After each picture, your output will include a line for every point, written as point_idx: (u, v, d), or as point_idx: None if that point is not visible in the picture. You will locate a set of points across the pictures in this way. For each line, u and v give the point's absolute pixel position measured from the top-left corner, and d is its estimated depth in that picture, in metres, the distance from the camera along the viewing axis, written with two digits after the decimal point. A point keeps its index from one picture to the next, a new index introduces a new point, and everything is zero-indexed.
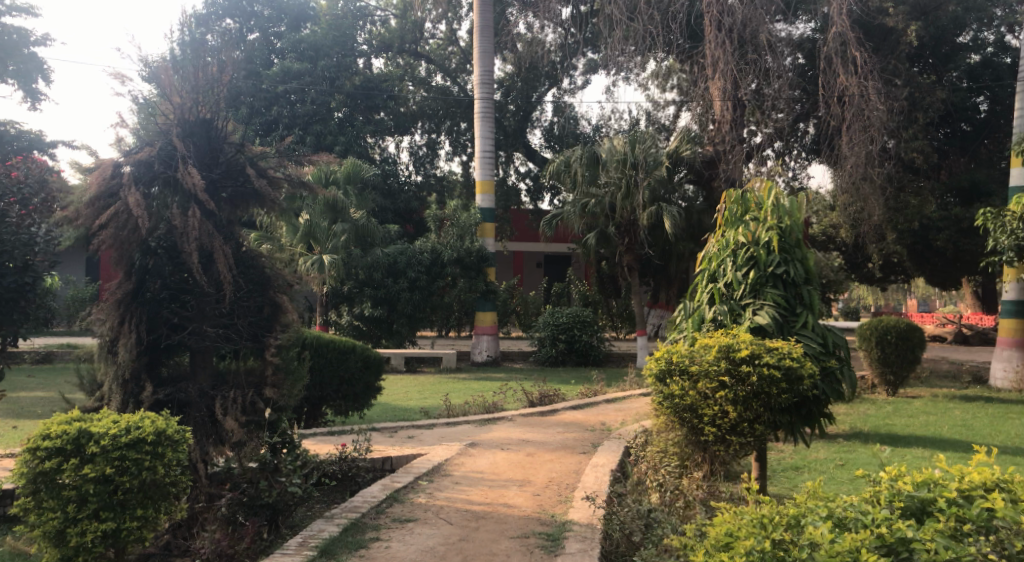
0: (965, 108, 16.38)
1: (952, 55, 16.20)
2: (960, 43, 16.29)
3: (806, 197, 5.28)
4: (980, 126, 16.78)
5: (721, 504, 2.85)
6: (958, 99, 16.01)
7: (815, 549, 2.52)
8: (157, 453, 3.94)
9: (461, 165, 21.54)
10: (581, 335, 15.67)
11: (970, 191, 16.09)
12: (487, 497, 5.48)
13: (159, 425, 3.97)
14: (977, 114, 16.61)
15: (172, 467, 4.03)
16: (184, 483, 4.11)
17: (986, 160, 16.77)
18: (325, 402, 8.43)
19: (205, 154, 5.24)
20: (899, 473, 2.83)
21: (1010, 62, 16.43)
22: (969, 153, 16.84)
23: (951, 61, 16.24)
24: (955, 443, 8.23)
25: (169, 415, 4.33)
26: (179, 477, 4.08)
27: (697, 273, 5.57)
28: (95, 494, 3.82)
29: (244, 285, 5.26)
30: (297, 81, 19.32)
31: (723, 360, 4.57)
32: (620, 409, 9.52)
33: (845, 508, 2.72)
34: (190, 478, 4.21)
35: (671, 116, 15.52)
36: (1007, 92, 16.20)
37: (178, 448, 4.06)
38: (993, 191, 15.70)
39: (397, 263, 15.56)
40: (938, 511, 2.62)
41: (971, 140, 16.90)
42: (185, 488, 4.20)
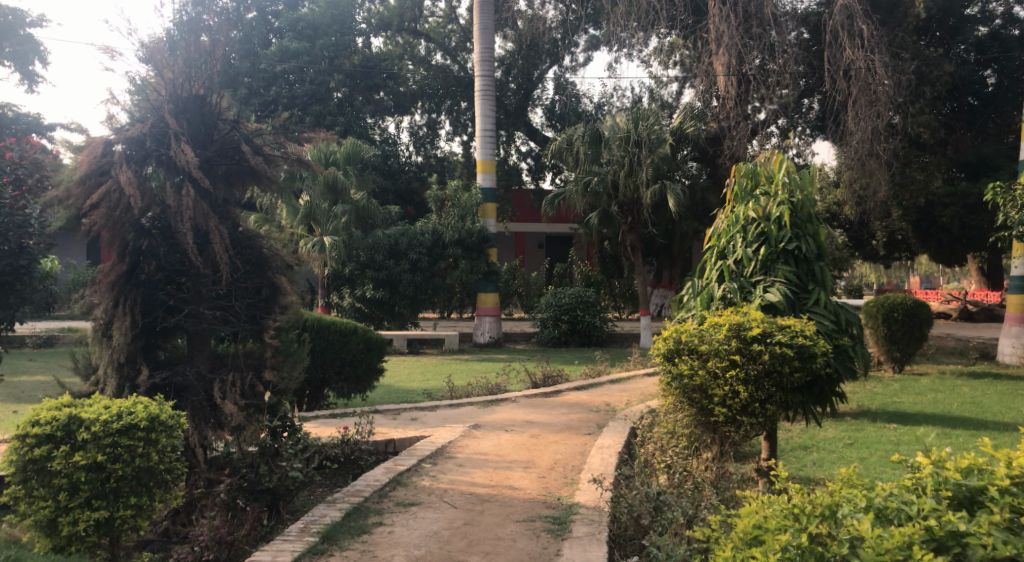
0: (972, 82, 16.18)
1: (960, 27, 15.95)
2: (967, 15, 16.07)
3: (819, 170, 5.15)
4: (987, 101, 16.47)
5: (751, 495, 2.73)
6: (966, 72, 15.87)
7: (859, 546, 2.39)
8: (150, 439, 3.84)
9: (462, 145, 21.34)
10: (584, 315, 15.56)
11: (977, 165, 15.92)
12: (491, 479, 5.38)
13: (152, 410, 3.86)
14: (984, 88, 16.35)
15: (166, 453, 3.93)
16: (179, 470, 4.02)
17: (995, 133, 16.51)
18: (326, 384, 8.32)
19: (199, 131, 5.10)
20: (942, 458, 2.66)
21: (1018, 34, 16.31)
22: (976, 127, 16.55)
23: (959, 34, 15.99)
24: (966, 421, 8.14)
25: (163, 401, 4.23)
26: (174, 464, 3.98)
27: (706, 250, 5.44)
28: (86, 482, 3.71)
29: (241, 266, 5.11)
30: (295, 60, 19.11)
31: (734, 339, 4.45)
32: (624, 389, 9.42)
33: (887, 497, 2.56)
34: (184, 464, 4.12)
35: (674, 92, 15.31)
36: (1015, 64, 16.13)
37: (172, 434, 3.96)
38: (1000, 165, 15.52)
39: (398, 244, 15.44)
40: (990, 501, 2.42)
41: (979, 115, 16.60)
42: (179, 475, 4.10)
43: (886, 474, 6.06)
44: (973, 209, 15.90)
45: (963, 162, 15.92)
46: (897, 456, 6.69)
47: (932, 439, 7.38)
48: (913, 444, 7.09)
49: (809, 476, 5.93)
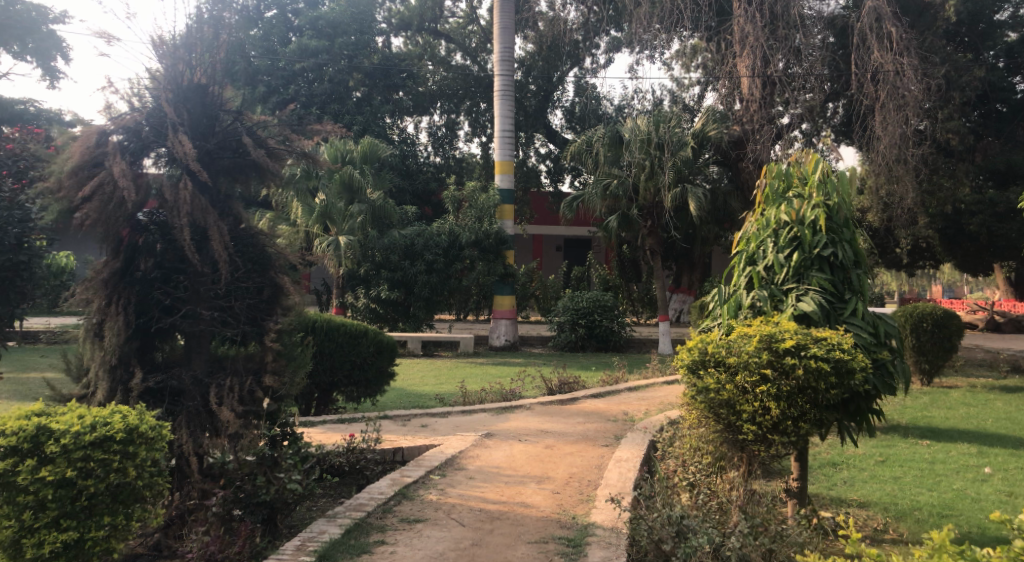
0: (1000, 88, 15.67)
1: (990, 32, 15.61)
2: (997, 20, 15.68)
3: (859, 172, 4.84)
4: (1017, 108, 15.90)
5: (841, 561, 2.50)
6: (994, 78, 15.48)
7: None
8: (128, 453, 3.60)
9: (480, 146, 21.10)
10: (602, 320, 15.23)
11: (1006, 173, 15.42)
12: (502, 494, 5.08)
13: (129, 421, 3.62)
14: (1014, 95, 15.78)
15: (145, 467, 3.69)
16: (159, 485, 3.78)
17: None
18: (335, 387, 8.07)
19: (200, 122, 4.84)
20: None
21: None
22: (1005, 135, 15.94)
23: (989, 39, 15.66)
24: (1002, 441, 7.77)
25: (143, 409, 4.00)
26: (154, 478, 3.75)
27: (734, 255, 5.10)
28: (55, 499, 3.45)
29: (241, 265, 4.84)
30: (314, 59, 18.92)
31: (764, 351, 4.13)
32: (643, 397, 9.10)
33: None
34: (166, 478, 3.88)
35: (696, 96, 15.01)
36: None
37: (153, 447, 3.73)
38: None
39: (414, 245, 15.20)
40: None
41: (1008, 122, 16.04)
42: (161, 491, 3.86)
43: (922, 496, 5.72)
44: (1003, 217, 15.45)
45: (991, 170, 15.45)
46: (933, 476, 6.32)
47: (967, 457, 7.00)
48: (948, 464, 6.72)
49: (840, 496, 5.60)
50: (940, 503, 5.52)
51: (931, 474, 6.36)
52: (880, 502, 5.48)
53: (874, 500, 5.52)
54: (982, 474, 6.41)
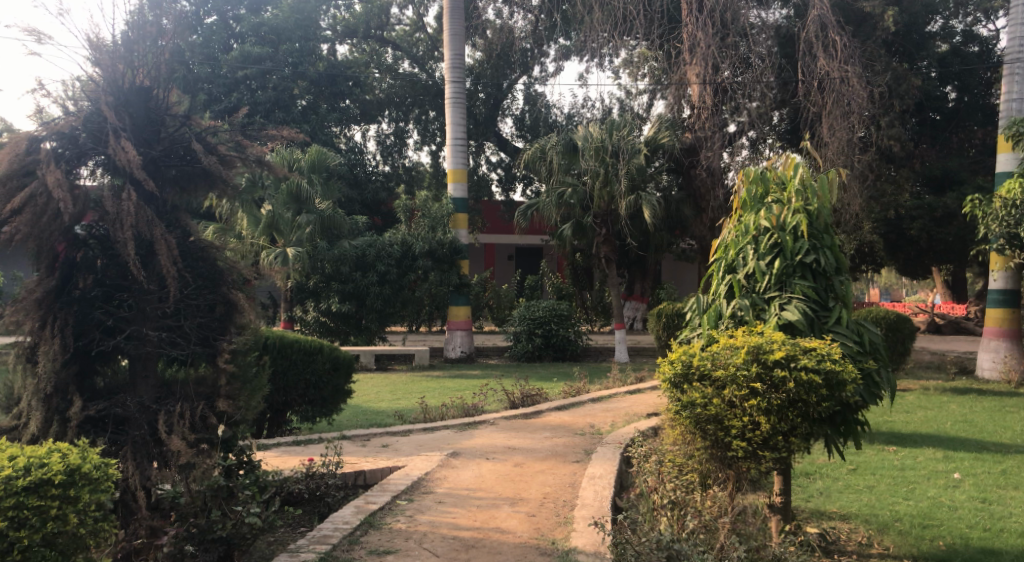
0: (934, 97, 16.34)
1: (925, 42, 15.89)
2: (930, 31, 16.08)
3: (838, 177, 4.71)
4: (950, 116, 16.82)
5: None
6: (930, 87, 15.90)
7: None
8: (68, 497, 3.18)
9: (430, 155, 20.78)
10: (559, 329, 15.06)
11: (941, 179, 16.18)
12: (475, 520, 4.81)
13: (70, 461, 3.21)
14: (946, 102, 16.71)
15: (89, 511, 3.28)
16: (104, 531, 3.38)
17: (956, 148, 16.91)
18: (289, 407, 7.69)
19: (144, 127, 4.47)
20: None
21: (977, 51, 16.66)
22: (940, 142, 16.82)
23: (924, 49, 15.88)
24: (964, 444, 7.78)
25: (85, 444, 3.57)
26: (100, 524, 3.33)
27: (713, 263, 4.93)
28: None
29: (191, 280, 4.48)
30: (257, 66, 18.39)
31: (753, 363, 3.95)
32: (608, 409, 8.90)
33: None
34: (113, 522, 3.48)
35: (645, 104, 14.95)
36: (974, 81, 16.38)
37: (97, 489, 3.32)
38: (965, 179, 15.85)
39: (365, 256, 14.80)
40: None
41: (941, 129, 16.94)
42: (107, 536, 3.46)
43: (900, 505, 5.60)
44: (942, 221, 15.81)
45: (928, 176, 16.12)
46: (906, 484, 6.23)
47: (934, 463, 6.95)
48: (918, 471, 6.65)
49: (819, 509, 5.46)
50: (919, 512, 5.40)
51: (903, 482, 6.27)
52: (860, 514, 5.35)
53: (855, 512, 5.40)
54: (954, 480, 6.34)
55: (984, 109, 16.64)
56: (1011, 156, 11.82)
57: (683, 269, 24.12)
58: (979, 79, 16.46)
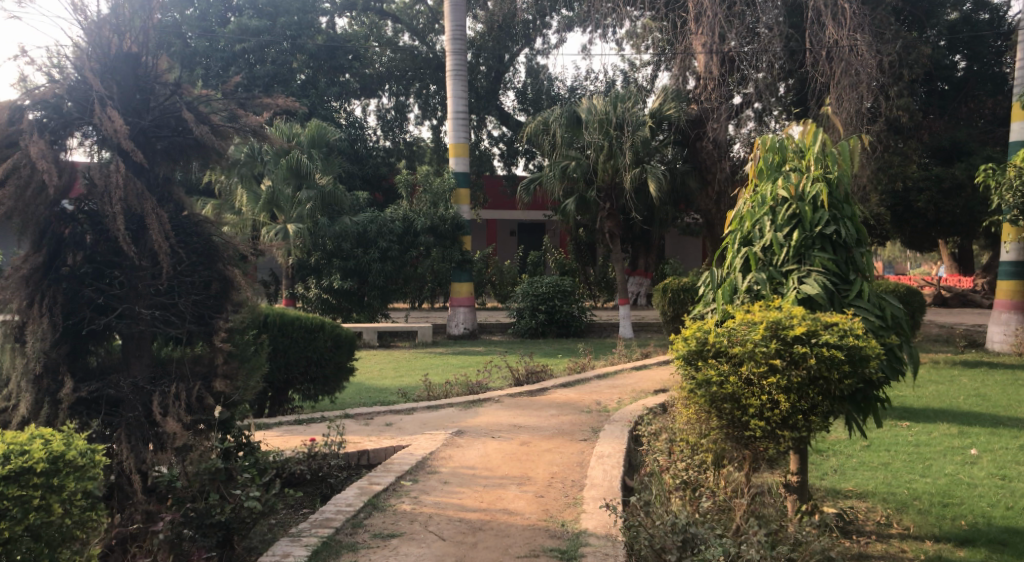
0: (942, 66, 16.05)
1: (934, 11, 15.60)
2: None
3: (860, 144, 4.53)
4: (958, 86, 16.60)
5: None
6: (939, 56, 15.61)
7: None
8: (52, 486, 3.02)
9: (431, 130, 20.47)
10: (562, 305, 14.88)
11: (949, 151, 15.92)
12: (482, 501, 4.67)
13: (53, 448, 3.04)
14: (955, 72, 16.48)
15: (75, 500, 3.13)
16: (92, 520, 3.23)
17: (965, 118, 16.65)
18: (290, 386, 7.55)
19: (132, 96, 4.26)
20: None
21: (987, 19, 16.34)
22: (948, 112, 16.56)
23: (933, 17, 15.63)
24: (979, 419, 7.63)
25: (70, 428, 3.41)
26: (87, 514, 3.18)
27: (727, 235, 4.75)
28: None
29: (185, 257, 4.30)
30: (255, 39, 18.16)
31: (772, 340, 3.78)
32: (614, 385, 8.76)
33: None
34: (102, 510, 3.33)
35: (649, 76, 14.68)
36: (984, 49, 16.21)
37: (84, 476, 3.16)
38: (973, 149, 15.57)
39: (367, 232, 14.59)
40: None
41: (950, 99, 16.67)
42: (95, 525, 3.31)
43: (916, 483, 5.45)
44: (949, 193, 15.59)
45: (936, 147, 15.87)
46: (922, 460, 6.08)
47: (950, 439, 6.80)
48: (933, 447, 6.50)
49: (835, 487, 5.32)
50: (938, 490, 5.25)
51: (919, 458, 6.12)
52: (878, 492, 5.21)
53: (872, 490, 5.25)
54: (971, 456, 6.18)
55: (993, 78, 16.39)
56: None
57: (687, 243, 23.92)
58: (988, 47, 16.19)
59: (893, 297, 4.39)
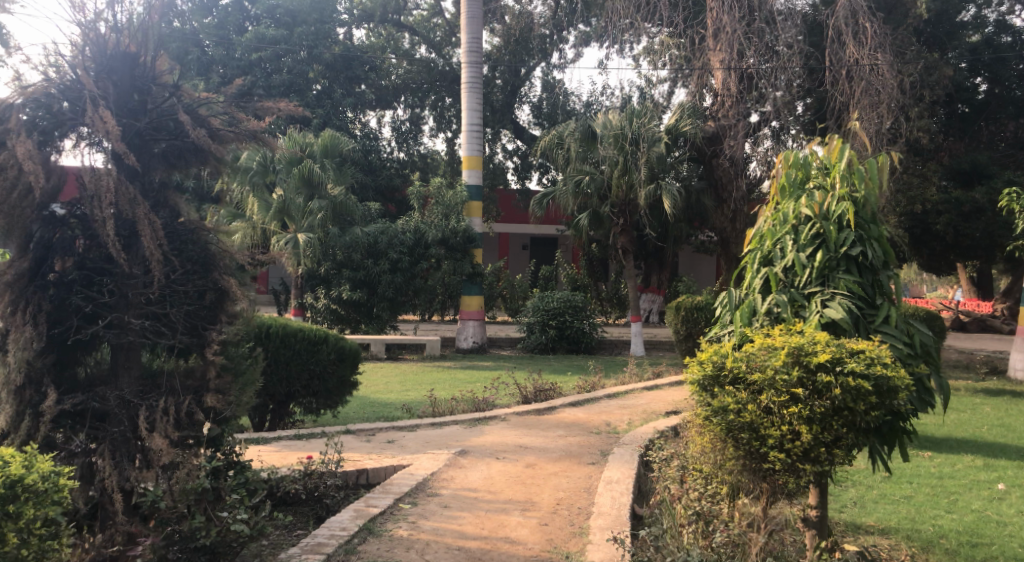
0: (964, 88, 15.78)
1: (956, 32, 15.37)
2: (961, 21, 15.57)
3: (889, 161, 4.30)
4: (980, 108, 16.30)
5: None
6: (960, 78, 15.34)
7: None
8: (8, 513, 2.84)
9: (445, 142, 20.33)
10: (573, 321, 14.66)
11: (970, 174, 15.63)
12: (483, 527, 4.45)
13: (11, 472, 2.86)
14: (976, 94, 16.13)
15: (36, 528, 2.94)
16: (53, 549, 3.04)
17: (987, 141, 16.36)
18: (292, 399, 7.35)
19: (129, 97, 4.09)
20: None
21: (1010, 42, 15.85)
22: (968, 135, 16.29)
23: (954, 39, 15.39)
24: (1003, 452, 7.33)
25: (37, 451, 3.23)
26: (49, 543, 2.99)
27: (747, 254, 4.53)
28: None
29: (179, 265, 4.11)
30: (272, 48, 18.19)
31: (794, 367, 3.55)
32: (625, 406, 8.52)
33: None
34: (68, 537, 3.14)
35: (666, 92, 14.49)
36: (1008, 72, 15.81)
37: (46, 503, 2.98)
38: (995, 173, 15.27)
39: (377, 243, 14.40)
40: None
41: (971, 122, 16.39)
42: (60, 553, 3.11)
43: (942, 520, 5.19)
44: (969, 217, 15.30)
45: (956, 170, 15.59)
46: (947, 495, 5.82)
47: (975, 472, 6.52)
48: (958, 480, 6.23)
49: (855, 522, 5.08)
50: (965, 529, 5.01)
51: (943, 492, 5.85)
52: (900, 528, 4.98)
53: (894, 527, 5.01)
54: (998, 492, 5.91)
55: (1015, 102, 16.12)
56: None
57: (700, 261, 23.67)
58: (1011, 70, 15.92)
59: (923, 323, 4.14)
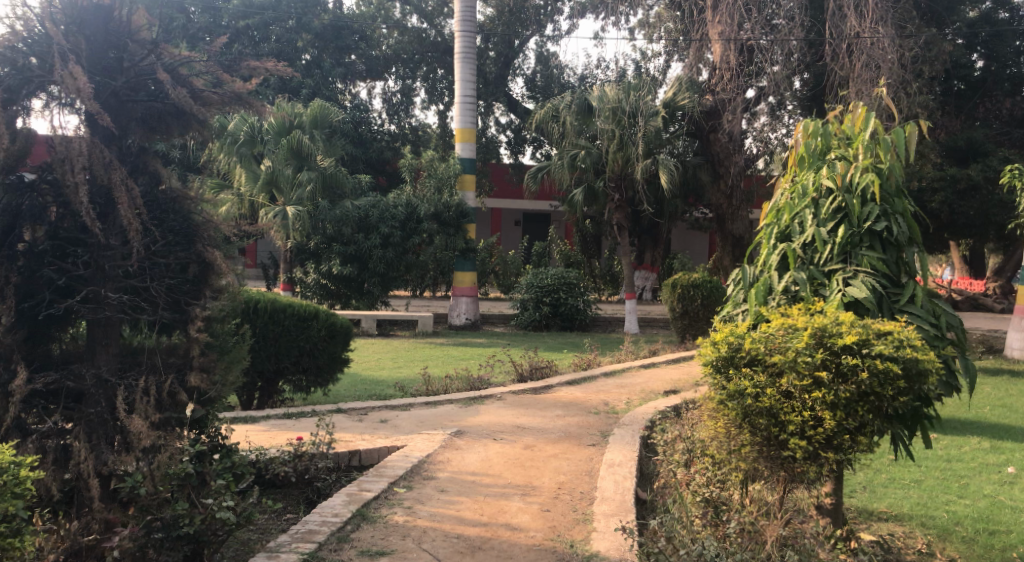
0: (961, 65, 15.57)
1: (954, 7, 15.12)
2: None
3: (917, 130, 4.05)
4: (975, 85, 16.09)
5: None
6: (958, 54, 15.12)
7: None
8: None
9: (438, 115, 19.95)
10: (567, 298, 14.44)
11: (965, 151, 15.44)
12: (482, 513, 4.24)
13: None
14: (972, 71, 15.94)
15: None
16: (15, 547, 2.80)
17: (981, 118, 16.18)
18: (281, 376, 7.11)
19: (103, 53, 3.80)
20: None
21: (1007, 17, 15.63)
22: (963, 112, 16.09)
23: (953, 14, 15.14)
24: (1004, 433, 7.19)
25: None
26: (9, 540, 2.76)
27: (761, 229, 4.30)
28: None
29: (160, 236, 3.85)
30: (259, 16, 17.93)
31: (817, 349, 3.34)
32: (622, 384, 8.32)
33: None
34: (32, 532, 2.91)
35: (661, 67, 14.19)
36: (1004, 49, 15.61)
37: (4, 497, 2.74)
38: (989, 150, 15.10)
39: (368, 217, 14.07)
40: None
41: (967, 99, 16.20)
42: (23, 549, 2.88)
43: (956, 506, 5.02)
44: (965, 195, 15.11)
45: (951, 147, 15.39)
46: (956, 478, 5.65)
47: (984, 455, 6.35)
48: (966, 463, 6.07)
49: (867, 508, 4.91)
50: (980, 515, 4.83)
51: (952, 476, 5.69)
52: (914, 515, 4.80)
53: (907, 513, 4.84)
54: (1008, 475, 5.74)
55: (1009, 80, 15.94)
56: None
57: (694, 237, 23.50)
58: (1008, 48, 15.71)
59: (948, 302, 3.93)
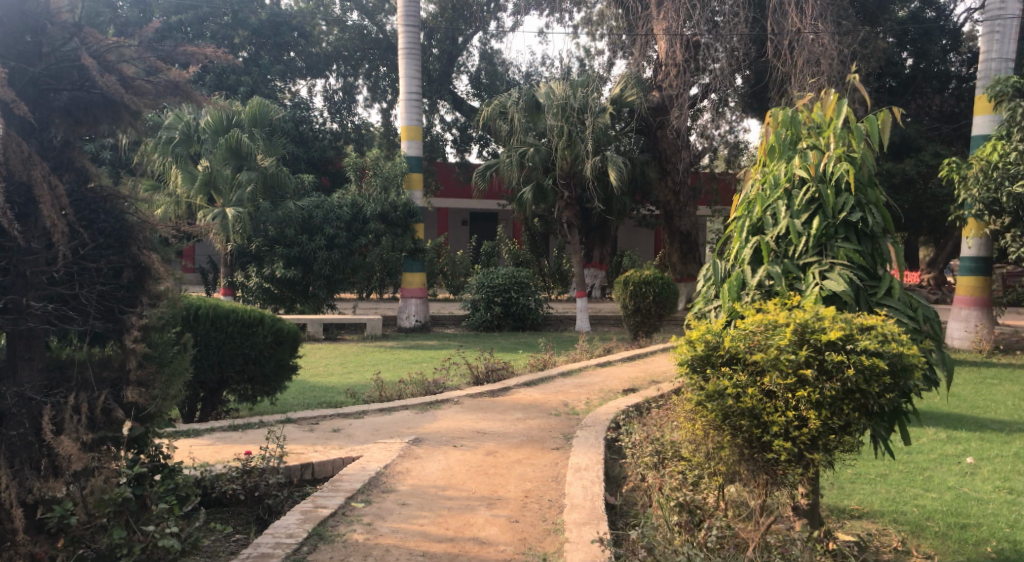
0: (893, 62, 15.84)
1: (885, 6, 15.39)
2: None
3: (889, 117, 3.96)
4: (907, 83, 16.43)
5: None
6: (890, 52, 15.37)
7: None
8: None
9: (381, 113, 19.52)
10: (518, 297, 14.26)
11: (899, 147, 15.72)
12: (448, 528, 4.00)
13: None
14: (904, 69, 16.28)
15: None
16: None
17: (914, 114, 16.51)
18: (225, 386, 6.75)
19: (18, 36, 3.44)
20: None
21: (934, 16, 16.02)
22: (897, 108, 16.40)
23: (885, 11, 15.40)
24: (955, 422, 7.22)
25: None
26: None
27: (731, 222, 4.16)
28: None
29: (89, 238, 3.52)
30: (193, 12, 17.21)
31: (800, 346, 3.20)
32: (580, 384, 8.16)
33: None
34: None
35: (605, 64, 14.09)
36: (933, 48, 15.97)
37: None
38: (922, 145, 15.40)
39: (312, 218, 13.65)
40: None
41: (898, 96, 16.50)
42: None
43: (924, 500, 4.96)
44: (899, 189, 15.14)
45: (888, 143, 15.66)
46: (920, 471, 5.61)
47: (942, 446, 6.34)
48: (926, 455, 6.04)
49: (838, 506, 4.82)
50: (949, 509, 4.78)
51: (916, 469, 5.65)
52: (885, 511, 4.73)
53: (878, 509, 4.77)
54: (969, 466, 5.73)
55: (938, 77, 16.36)
56: (987, 119, 11.04)
57: (639, 235, 23.59)
58: (935, 46, 16.10)
59: (924, 292, 3.83)
